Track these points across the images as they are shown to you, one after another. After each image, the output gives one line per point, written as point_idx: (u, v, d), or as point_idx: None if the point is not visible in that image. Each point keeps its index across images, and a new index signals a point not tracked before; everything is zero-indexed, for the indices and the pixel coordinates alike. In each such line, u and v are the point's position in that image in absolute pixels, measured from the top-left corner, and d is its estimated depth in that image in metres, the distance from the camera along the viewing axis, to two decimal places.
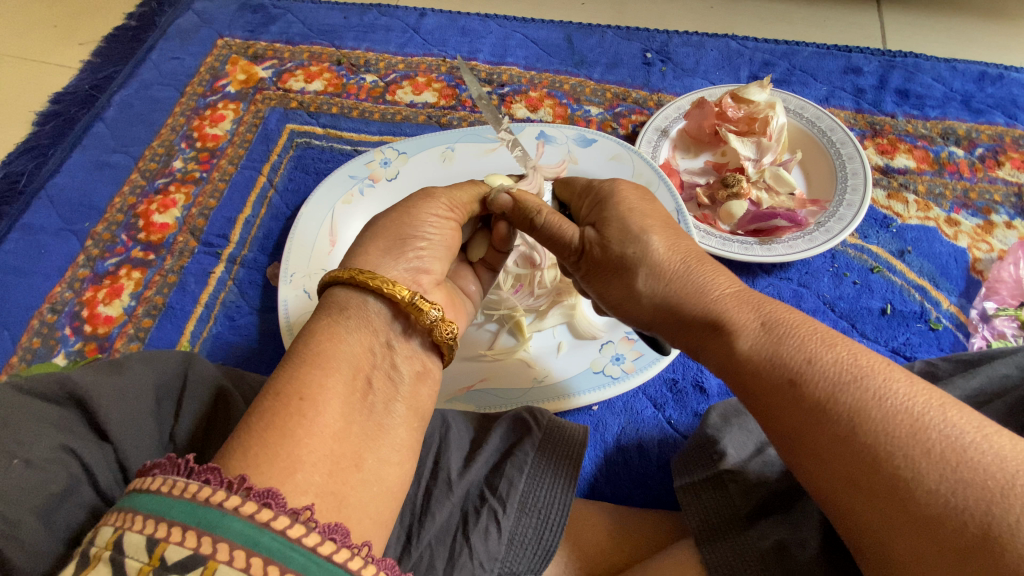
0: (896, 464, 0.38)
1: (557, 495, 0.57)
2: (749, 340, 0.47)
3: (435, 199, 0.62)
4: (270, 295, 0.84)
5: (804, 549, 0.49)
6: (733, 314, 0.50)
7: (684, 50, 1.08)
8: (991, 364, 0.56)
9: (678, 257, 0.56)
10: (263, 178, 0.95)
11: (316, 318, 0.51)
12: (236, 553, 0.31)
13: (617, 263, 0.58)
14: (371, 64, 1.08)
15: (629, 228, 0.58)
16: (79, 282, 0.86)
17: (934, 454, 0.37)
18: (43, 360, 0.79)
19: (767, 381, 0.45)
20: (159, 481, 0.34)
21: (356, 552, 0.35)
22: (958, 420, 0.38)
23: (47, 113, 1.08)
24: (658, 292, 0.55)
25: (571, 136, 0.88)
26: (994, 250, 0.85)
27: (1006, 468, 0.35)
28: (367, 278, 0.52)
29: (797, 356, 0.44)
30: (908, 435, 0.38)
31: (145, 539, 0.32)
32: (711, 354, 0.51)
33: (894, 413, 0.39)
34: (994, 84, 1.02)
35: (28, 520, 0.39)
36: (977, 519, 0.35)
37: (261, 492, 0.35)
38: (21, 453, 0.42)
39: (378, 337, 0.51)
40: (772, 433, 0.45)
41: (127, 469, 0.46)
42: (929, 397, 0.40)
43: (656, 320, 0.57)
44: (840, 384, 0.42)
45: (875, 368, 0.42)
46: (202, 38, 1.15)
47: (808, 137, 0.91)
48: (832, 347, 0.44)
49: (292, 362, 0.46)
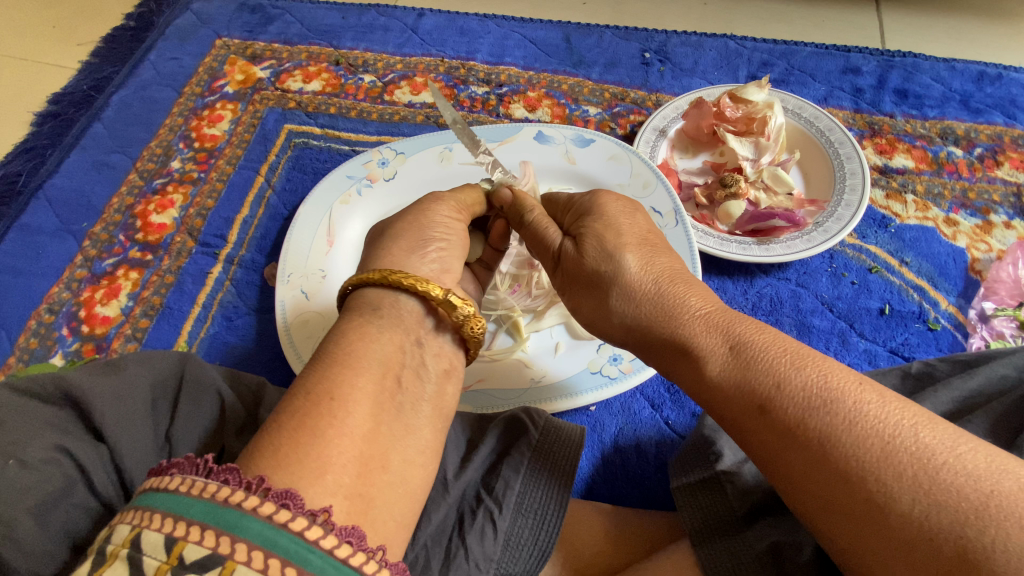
0: (869, 488, 0.38)
1: (552, 497, 0.57)
2: (718, 365, 0.47)
3: (443, 204, 0.64)
4: (268, 296, 0.84)
5: (798, 554, 0.48)
6: (701, 338, 0.49)
7: (683, 49, 1.08)
8: (990, 365, 0.56)
9: (650, 278, 0.56)
10: (261, 178, 0.95)
11: (348, 318, 0.51)
12: (254, 553, 0.31)
13: (590, 278, 0.59)
14: (369, 64, 1.07)
15: (605, 245, 0.58)
16: (76, 282, 0.86)
17: (906, 477, 0.37)
18: (41, 360, 0.79)
19: (738, 406, 0.45)
20: (178, 481, 0.34)
21: (371, 556, 0.35)
22: (930, 439, 0.38)
23: (45, 113, 1.08)
24: (629, 313, 0.55)
25: (569, 136, 0.88)
26: (992, 250, 0.84)
27: (979, 489, 0.35)
28: (401, 277, 0.53)
29: (765, 382, 0.44)
30: (879, 458, 0.38)
31: (163, 538, 0.31)
32: (683, 378, 0.51)
33: (864, 437, 0.39)
34: (993, 84, 1.02)
35: (22, 519, 0.39)
36: (952, 542, 0.34)
37: (280, 493, 0.34)
38: (16, 453, 0.42)
39: (409, 336, 0.51)
40: (750, 456, 0.46)
41: (122, 470, 0.45)
42: (901, 416, 0.39)
43: (630, 339, 0.57)
44: (808, 409, 0.42)
45: (845, 390, 0.41)
46: (201, 38, 1.15)
47: (807, 136, 0.90)
48: (801, 370, 0.43)
49: (323, 363, 0.46)
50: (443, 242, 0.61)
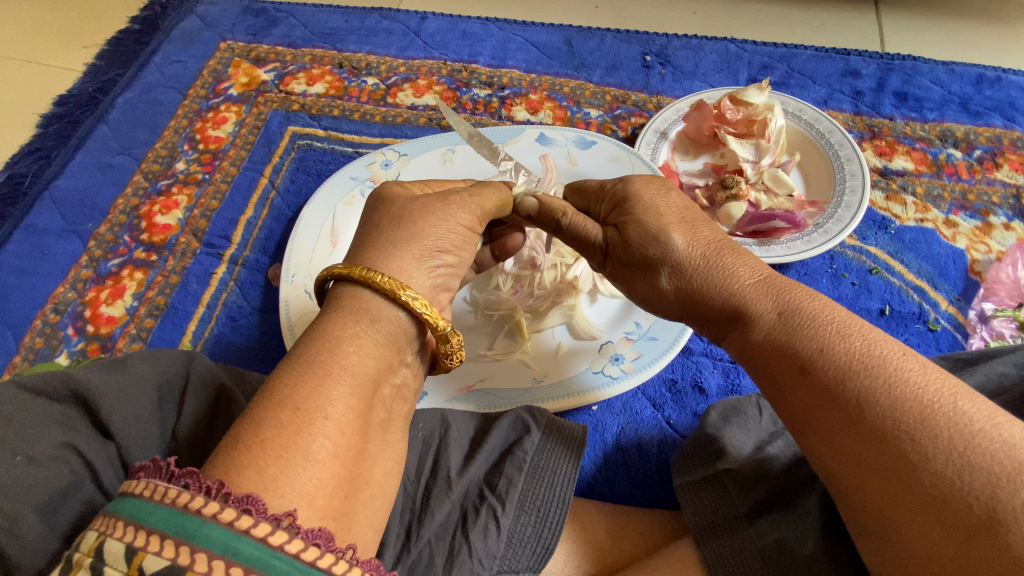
0: (905, 448, 0.40)
1: (557, 491, 0.58)
2: (763, 330, 0.49)
3: None
4: (272, 295, 0.85)
5: (802, 545, 0.49)
6: (750, 303, 0.51)
7: (684, 52, 1.09)
8: (989, 363, 0.57)
9: (700, 250, 0.56)
10: (264, 179, 0.96)
11: (338, 320, 0.48)
12: (215, 563, 0.32)
13: (640, 262, 0.59)
14: (373, 67, 1.08)
15: (649, 228, 0.58)
16: (82, 282, 0.87)
17: (942, 439, 0.39)
18: (46, 360, 0.79)
19: (780, 367, 0.47)
20: (142, 485, 0.35)
21: (341, 556, 0.35)
22: (968, 408, 0.40)
23: (51, 116, 1.08)
24: (680, 288, 0.56)
25: (570, 138, 0.89)
26: (991, 251, 0.85)
27: (1013, 455, 0.37)
28: (411, 299, 0.50)
29: (809, 345, 0.46)
30: (916, 421, 0.40)
31: (124, 548, 0.32)
32: (732, 344, 0.52)
33: (903, 401, 0.41)
34: (992, 87, 1.03)
35: (29, 517, 0.40)
36: (982, 501, 0.36)
37: (240, 497, 0.34)
38: (24, 450, 0.42)
39: (397, 354, 0.51)
40: (784, 415, 0.47)
41: (130, 466, 0.46)
42: (942, 386, 0.41)
43: (677, 309, 0.58)
44: (852, 370, 0.43)
45: (889, 358, 0.43)
46: (205, 42, 1.16)
47: (807, 139, 0.91)
48: (846, 337, 0.45)
49: (312, 373, 0.44)
50: (452, 258, 0.58)
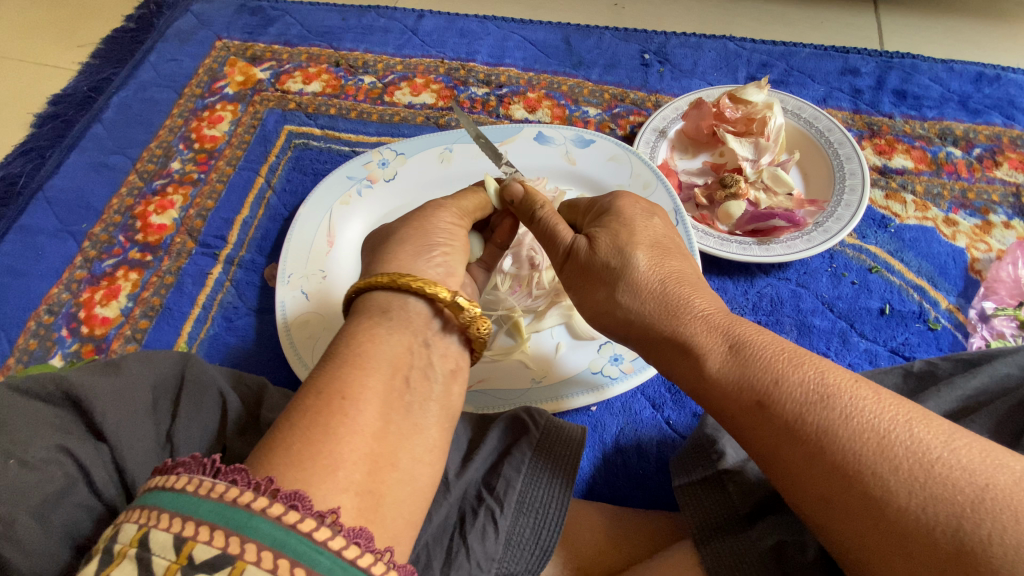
0: (868, 484, 0.39)
1: (555, 495, 0.57)
2: (717, 364, 0.48)
3: (441, 210, 0.65)
4: (268, 296, 0.84)
5: (803, 553, 0.49)
6: (700, 338, 0.50)
7: (682, 51, 1.08)
8: (992, 364, 0.56)
9: (658, 277, 0.56)
10: (261, 178, 0.95)
11: (356, 319, 0.52)
12: (264, 554, 0.32)
13: (601, 272, 0.59)
14: (369, 65, 1.08)
15: (619, 241, 0.59)
16: (76, 283, 0.86)
17: (903, 471, 0.38)
18: (40, 362, 0.79)
19: (737, 403, 0.46)
20: (184, 480, 0.34)
21: (379, 557, 0.35)
22: (924, 435, 0.39)
23: (45, 115, 1.07)
24: (634, 307, 0.55)
25: (569, 136, 0.88)
26: (992, 249, 0.85)
27: (974, 482, 0.36)
28: (409, 280, 0.54)
29: (764, 378, 0.45)
30: (876, 453, 0.39)
31: (172, 538, 0.32)
32: (682, 376, 0.51)
33: (860, 432, 0.40)
34: (992, 85, 1.02)
35: (23, 519, 0.39)
36: (948, 534, 0.35)
37: (288, 493, 0.35)
38: (17, 453, 0.42)
39: (417, 337, 0.52)
40: (748, 453, 0.46)
41: (124, 471, 0.45)
42: (896, 413, 0.40)
43: (631, 337, 0.57)
44: (807, 405, 0.42)
45: (841, 387, 0.42)
46: (201, 40, 1.15)
47: (806, 137, 0.91)
48: (799, 367, 0.45)
49: (334, 362, 0.47)
50: (437, 247, 0.61)
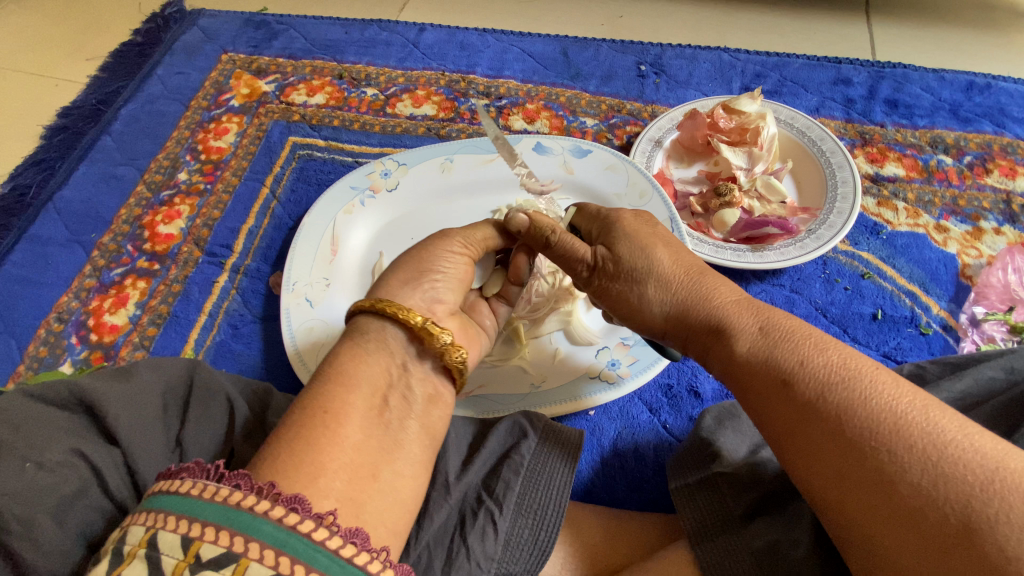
0: (882, 459, 0.40)
1: (553, 494, 0.59)
2: (747, 344, 0.50)
3: (450, 238, 0.66)
4: (273, 304, 0.86)
5: (795, 549, 0.49)
6: (734, 319, 0.52)
7: (677, 62, 1.10)
8: (978, 367, 0.57)
9: (681, 270, 0.59)
10: (266, 189, 0.98)
11: (339, 342, 0.54)
12: (266, 552, 0.33)
13: (627, 275, 0.60)
14: (372, 78, 1.10)
15: (637, 244, 0.61)
16: (85, 291, 0.88)
17: (917, 449, 0.39)
18: (49, 369, 0.80)
19: (762, 381, 0.48)
20: (189, 485, 0.36)
21: (375, 556, 0.37)
22: (939, 419, 0.40)
23: (54, 127, 1.10)
24: (666, 300, 0.58)
25: (566, 146, 0.90)
26: (983, 255, 0.86)
27: (986, 464, 0.37)
28: (386, 306, 0.55)
29: (790, 358, 0.47)
30: (891, 431, 0.40)
31: (180, 538, 0.34)
32: (714, 357, 0.53)
33: (878, 412, 0.41)
34: (982, 94, 1.04)
35: (41, 520, 0.41)
36: (958, 510, 0.36)
37: (289, 497, 0.36)
38: (33, 456, 0.43)
39: (395, 359, 0.53)
40: (766, 430, 0.47)
41: (135, 473, 0.46)
42: (913, 398, 0.41)
43: (663, 327, 0.59)
44: (829, 383, 0.44)
45: (864, 370, 0.44)
46: (207, 54, 1.18)
47: (799, 146, 0.92)
48: (824, 350, 0.46)
49: (319, 379, 0.49)
50: (442, 275, 0.63)
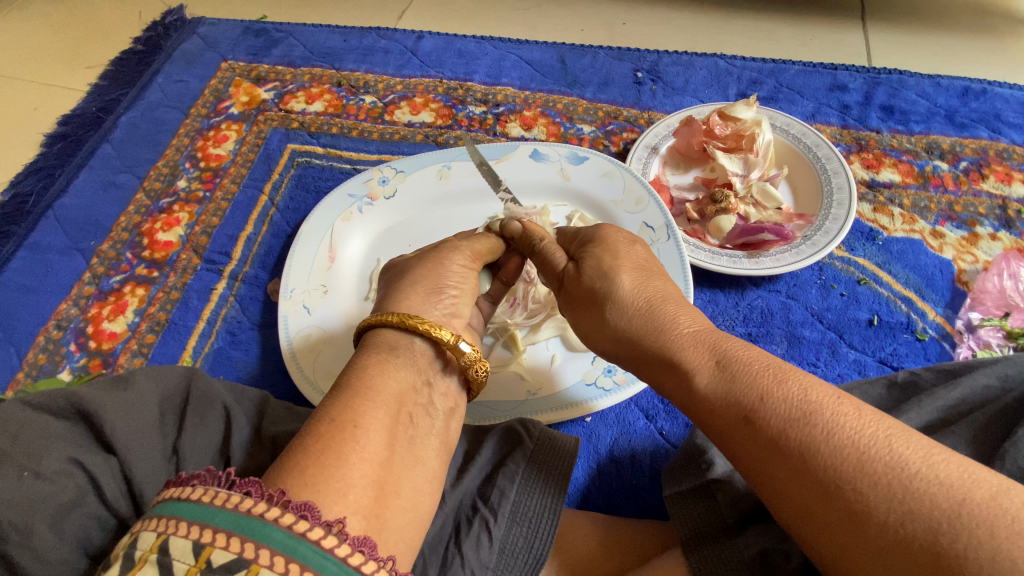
0: (847, 497, 0.39)
1: (547, 504, 0.58)
2: (706, 380, 0.49)
3: (460, 251, 0.67)
4: (270, 311, 0.86)
5: (787, 561, 0.49)
6: (689, 355, 0.52)
7: (674, 69, 1.11)
8: (972, 374, 0.58)
9: (641, 298, 0.59)
10: (264, 196, 0.98)
11: (364, 354, 0.53)
12: (276, 559, 0.33)
13: (587, 294, 0.62)
14: (370, 86, 1.11)
15: (602, 266, 0.63)
16: (85, 298, 0.88)
17: (881, 486, 0.38)
18: (48, 376, 0.81)
19: (725, 418, 0.47)
20: (201, 492, 0.36)
21: (382, 564, 0.37)
22: (904, 450, 0.39)
23: (54, 135, 1.11)
24: (621, 329, 0.58)
25: (563, 154, 0.91)
26: (978, 261, 0.86)
27: (952, 496, 0.36)
28: (417, 321, 0.56)
29: (750, 394, 0.46)
30: (855, 469, 0.39)
31: (191, 543, 0.34)
32: (676, 392, 0.52)
33: (841, 447, 0.40)
34: (978, 99, 1.05)
35: (39, 529, 0.41)
36: (927, 548, 0.35)
37: (298, 504, 0.37)
38: (32, 465, 0.43)
39: (421, 375, 0.54)
40: (738, 467, 0.47)
41: (132, 482, 0.47)
42: (876, 428, 0.40)
43: (622, 355, 0.59)
44: (790, 420, 0.43)
45: (824, 404, 0.43)
46: (206, 62, 1.19)
47: (795, 153, 0.93)
48: (783, 383, 0.45)
49: (344, 392, 0.48)
50: (457, 291, 0.63)
